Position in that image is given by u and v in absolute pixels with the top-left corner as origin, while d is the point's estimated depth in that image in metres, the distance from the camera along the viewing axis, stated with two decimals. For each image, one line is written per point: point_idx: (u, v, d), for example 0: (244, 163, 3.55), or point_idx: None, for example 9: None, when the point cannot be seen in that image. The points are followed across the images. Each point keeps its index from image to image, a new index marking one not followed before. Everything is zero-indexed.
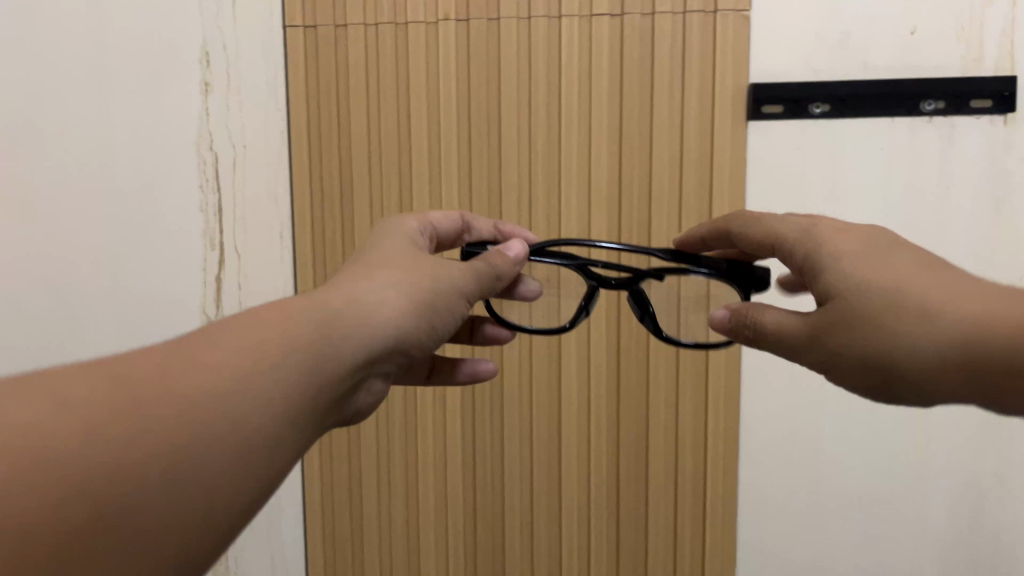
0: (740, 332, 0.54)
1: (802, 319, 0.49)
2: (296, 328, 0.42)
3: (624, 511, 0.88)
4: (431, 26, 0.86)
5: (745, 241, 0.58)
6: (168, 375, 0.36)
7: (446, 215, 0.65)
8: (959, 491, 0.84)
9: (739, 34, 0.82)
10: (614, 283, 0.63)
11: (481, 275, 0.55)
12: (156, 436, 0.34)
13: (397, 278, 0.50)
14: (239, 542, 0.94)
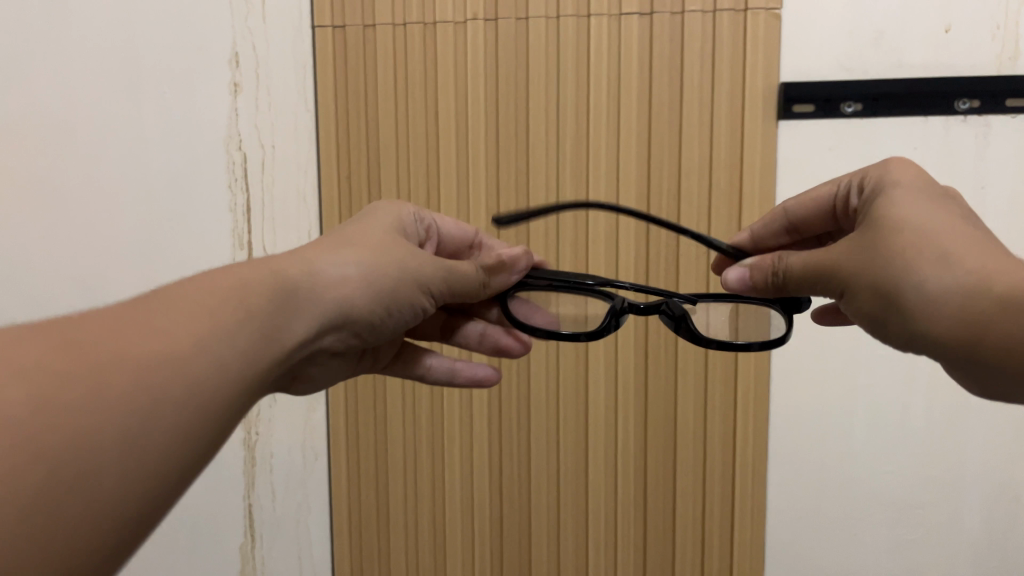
0: (768, 280, 0.56)
1: (828, 257, 0.51)
2: (252, 296, 0.43)
3: (654, 514, 0.87)
4: (459, 26, 0.85)
5: (806, 198, 0.62)
6: (123, 339, 0.36)
7: (458, 228, 0.67)
8: (994, 496, 0.82)
9: (770, 32, 0.81)
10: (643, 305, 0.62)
11: (460, 276, 0.56)
12: (110, 396, 0.34)
13: (364, 254, 0.51)
14: (265, 539, 0.94)
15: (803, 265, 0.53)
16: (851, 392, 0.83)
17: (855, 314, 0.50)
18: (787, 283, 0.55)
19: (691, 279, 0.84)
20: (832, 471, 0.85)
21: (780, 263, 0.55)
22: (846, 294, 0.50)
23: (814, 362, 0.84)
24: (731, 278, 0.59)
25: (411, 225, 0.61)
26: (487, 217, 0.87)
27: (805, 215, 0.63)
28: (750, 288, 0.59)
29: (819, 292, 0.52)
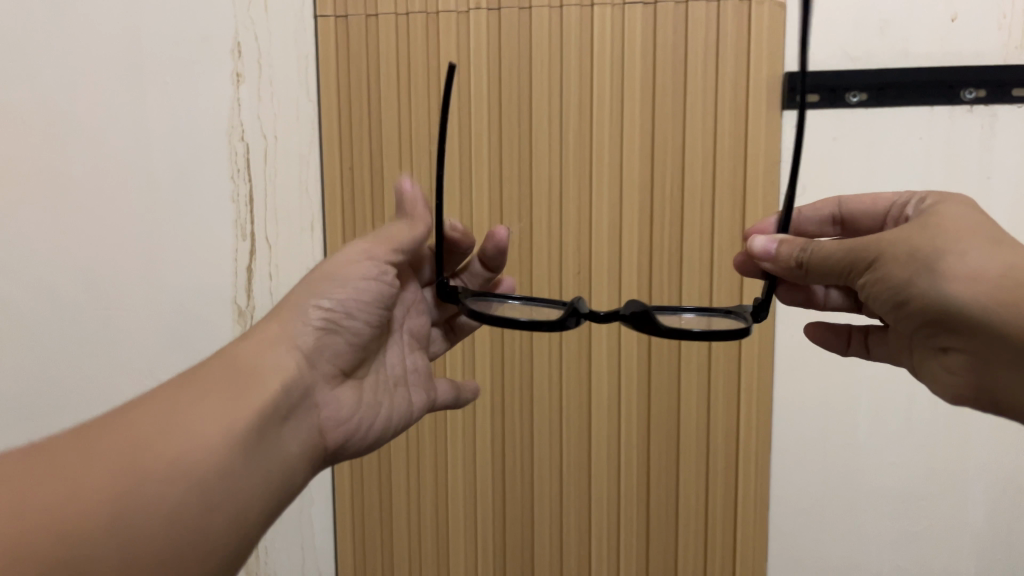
0: (790, 260, 0.58)
1: (852, 250, 0.54)
2: (210, 373, 0.50)
3: (656, 506, 0.87)
4: (462, 15, 0.85)
5: (867, 197, 0.64)
6: (113, 433, 0.44)
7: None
8: (999, 490, 0.82)
9: (775, 22, 0.81)
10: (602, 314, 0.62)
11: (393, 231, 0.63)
12: (108, 479, 0.41)
13: (297, 288, 0.59)
14: (268, 531, 0.95)
15: (834, 244, 0.55)
16: (855, 383, 0.83)
17: (877, 289, 0.52)
18: (808, 261, 0.57)
19: (695, 271, 0.84)
20: (836, 465, 0.85)
21: (809, 244, 0.57)
22: (875, 265, 0.52)
23: (818, 354, 0.83)
24: (757, 244, 0.61)
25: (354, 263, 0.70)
26: (490, 209, 0.87)
27: (855, 208, 0.65)
28: (771, 263, 0.60)
29: (846, 268, 0.54)
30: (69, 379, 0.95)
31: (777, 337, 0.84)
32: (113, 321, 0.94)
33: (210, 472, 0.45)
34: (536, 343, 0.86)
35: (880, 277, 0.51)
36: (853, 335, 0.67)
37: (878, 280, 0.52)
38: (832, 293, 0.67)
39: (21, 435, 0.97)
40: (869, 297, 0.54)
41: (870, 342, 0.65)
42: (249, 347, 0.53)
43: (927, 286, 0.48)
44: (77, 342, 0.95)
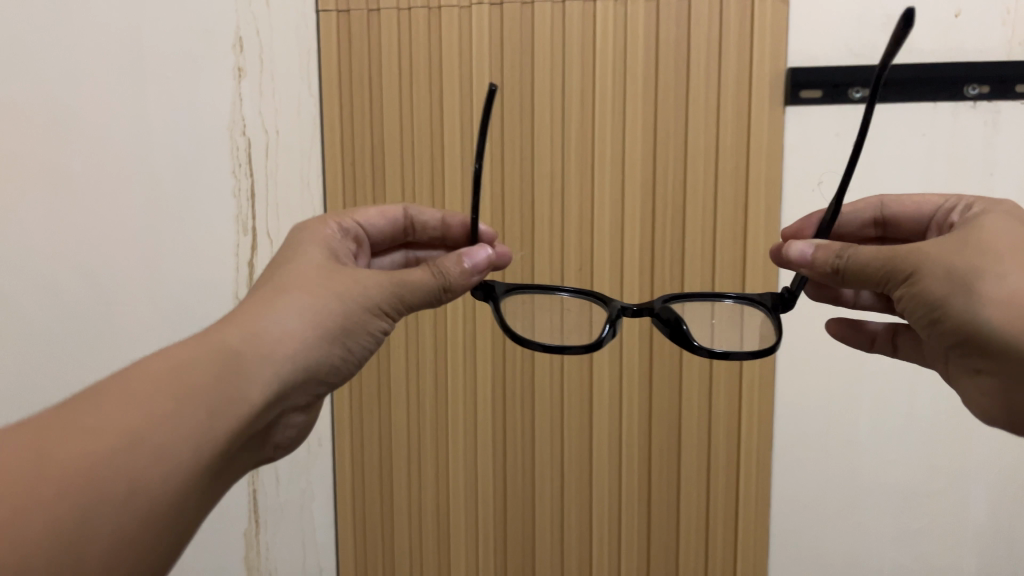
0: (824, 264, 0.57)
1: (897, 264, 0.52)
2: (201, 373, 0.44)
3: (657, 502, 0.86)
4: (463, 10, 0.85)
5: (911, 202, 0.64)
6: (84, 425, 0.39)
7: (380, 214, 0.69)
8: (1001, 487, 0.82)
9: (778, 17, 0.81)
10: (634, 309, 0.70)
11: (411, 282, 0.54)
12: (78, 479, 0.37)
13: (305, 294, 0.51)
14: (269, 524, 0.95)
15: (872, 251, 0.54)
16: (857, 379, 0.83)
17: (909, 304, 0.52)
18: (845, 267, 0.55)
19: (696, 267, 0.84)
20: (838, 461, 0.84)
21: (847, 249, 0.56)
22: (910, 280, 0.52)
23: (820, 350, 0.83)
24: (792, 250, 0.58)
25: (340, 236, 0.62)
26: (492, 203, 0.87)
27: (898, 212, 0.65)
28: (802, 267, 0.59)
29: (882, 279, 0.54)
30: (70, 374, 0.95)
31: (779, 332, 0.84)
32: (113, 314, 0.93)
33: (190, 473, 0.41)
34: None
35: (918, 295, 0.51)
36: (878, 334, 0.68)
37: (913, 296, 0.51)
38: (862, 293, 0.69)
39: None
40: (901, 310, 0.54)
41: (899, 341, 0.67)
42: (252, 359, 0.47)
43: (955, 302, 0.49)
44: (78, 334, 0.94)
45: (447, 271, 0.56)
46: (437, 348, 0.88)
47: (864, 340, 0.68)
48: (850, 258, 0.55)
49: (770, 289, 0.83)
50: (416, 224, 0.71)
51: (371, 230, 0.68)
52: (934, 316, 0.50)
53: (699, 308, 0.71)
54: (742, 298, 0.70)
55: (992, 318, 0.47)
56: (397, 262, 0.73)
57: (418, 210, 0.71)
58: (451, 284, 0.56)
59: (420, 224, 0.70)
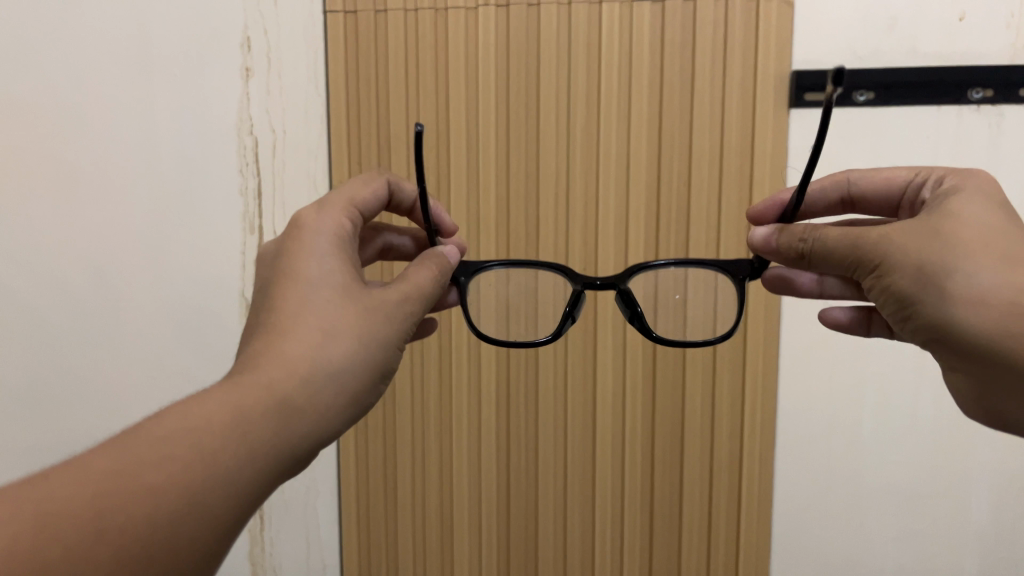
0: (788, 247, 0.59)
1: (863, 249, 0.54)
2: (250, 412, 0.44)
3: (658, 501, 0.87)
4: (471, 11, 0.85)
5: (878, 179, 0.64)
6: (121, 450, 0.40)
7: (374, 194, 0.63)
8: (1004, 488, 0.82)
9: (783, 20, 0.81)
10: (598, 283, 0.73)
11: (422, 291, 0.56)
12: (110, 504, 0.37)
13: (328, 304, 0.50)
14: (274, 524, 0.95)
15: (839, 237, 0.56)
16: (859, 379, 0.83)
17: (875, 289, 0.54)
18: (811, 251, 0.58)
19: None
20: (841, 462, 0.85)
21: (811, 233, 0.58)
22: (877, 267, 0.53)
23: (822, 350, 0.83)
24: (757, 235, 0.62)
25: (352, 233, 0.57)
26: (497, 202, 0.87)
27: (865, 189, 0.65)
28: (767, 250, 0.62)
29: (850, 265, 0.55)
30: (78, 371, 0.96)
31: (782, 332, 0.84)
32: (122, 314, 0.94)
33: (219, 496, 0.41)
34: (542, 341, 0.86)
35: (884, 281, 0.52)
36: (873, 317, 0.67)
37: (880, 282, 0.53)
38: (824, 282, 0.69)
39: (28, 428, 0.97)
40: (872, 297, 0.55)
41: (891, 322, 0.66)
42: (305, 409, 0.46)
43: (926, 296, 0.49)
44: (87, 335, 0.95)
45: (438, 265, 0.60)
46: (442, 350, 0.89)
47: (861, 327, 0.67)
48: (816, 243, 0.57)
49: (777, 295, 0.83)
50: (394, 201, 0.67)
51: (367, 214, 0.62)
52: (905, 305, 0.51)
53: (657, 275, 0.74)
54: (683, 260, 0.73)
55: (961, 315, 0.47)
56: (377, 250, 0.73)
57: (398, 184, 0.67)
58: (444, 276, 0.60)
59: (395, 204, 0.68)
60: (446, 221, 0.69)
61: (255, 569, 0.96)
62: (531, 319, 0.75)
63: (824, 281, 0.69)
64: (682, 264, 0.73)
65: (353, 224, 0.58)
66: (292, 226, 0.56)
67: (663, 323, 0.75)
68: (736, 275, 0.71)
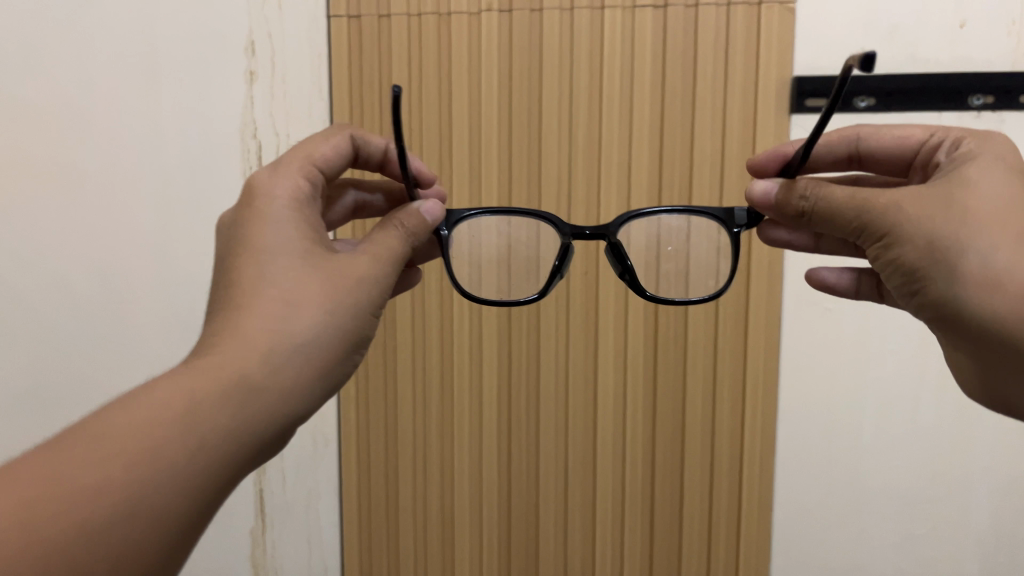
0: (790, 205, 0.58)
1: (869, 213, 0.53)
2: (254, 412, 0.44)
3: (658, 503, 0.87)
4: (473, 18, 0.86)
5: (891, 138, 0.64)
6: (123, 452, 0.40)
7: (334, 148, 0.62)
8: (1003, 493, 0.83)
9: (784, 26, 0.81)
10: (588, 233, 0.73)
11: (391, 253, 0.56)
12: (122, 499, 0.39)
13: (287, 276, 0.50)
14: (275, 524, 0.96)
15: (846, 197, 0.55)
16: (859, 382, 0.84)
17: (880, 256, 0.54)
18: (814, 212, 0.57)
19: None
20: (840, 465, 0.85)
21: (817, 190, 0.56)
22: (882, 231, 0.53)
23: (822, 352, 0.84)
24: (757, 190, 0.61)
25: (309, 192, 0.57)
26: (498, 205, 0.87)
27: (874, 146, 0.65)
28: (765, 206, 0.61)
29: (855, 228, 0.55)
30: (81, 371, 0.96)
31: (783, 336, 0.84)
32: (126, 313, 0.94)
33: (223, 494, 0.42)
34: (545, 343, 0.86)
35: (888, 246, 0.53)
36: (861, 281, 0.68)
37: (885, 247, 0.53)
38: (822, 242, 0.70)
39: (30, 428, 0.98)
40: (874, 263, 0.55)
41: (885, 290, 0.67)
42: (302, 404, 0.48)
43: (933, 269, 0.50)
44: (90, 334, 0.95)
45: (411, 227, 0.58)
46: (444, 351, 0.89)
47: (848, 291, 0.68)
48: (822, 203, 0.56)
49: (778, 298, 0.83)
50: (360, 155, 0.67)
51: (329, 172, 0.62)
52: (910, 275, 0.51)
53: (650, 223, 0.74)
54: (688, 208, 0.72)
55: (966, 293, 0.48)
56: (348, 208, 0.71)
57: (364, 137, 0.66)
58: (417, 238, 0.59)
59: (364, 157, 0.67)
60: (424, 168, 0.69)
61: (257, 570, 0.97)
62: (525, 276, 0.75)
63: (821, 241, 0.70)
64: (686, 211, 0.72)
65: (311, 181, 0.58)
66: (247, 189, 0.55)
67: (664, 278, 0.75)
68: (731, 228, 0.71)
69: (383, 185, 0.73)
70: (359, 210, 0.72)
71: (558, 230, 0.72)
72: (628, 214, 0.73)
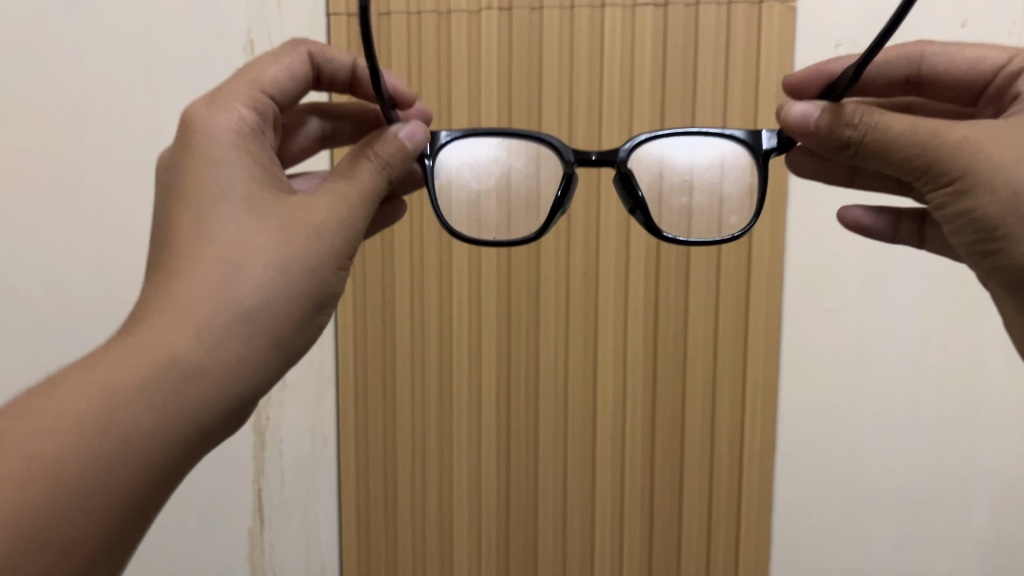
0: (839, 133, 0.52)
1: (938, 150, 0.49)
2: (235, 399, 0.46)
3: (657, 503, 0.87)
4: (472, 15, 0.86)
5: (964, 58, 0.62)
6: (111, 448, 0.40)
7: (286, 69, 0.58)
8: (1003, 493, 0.82)
9: (785, 25, 0.81)
10: (593, 159, 0.68)
11: (360, 181, 0.53)
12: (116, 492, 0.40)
13: (229, 229, 0.47)
14: (273, 525, 0.95)
15: (910, 130, 0.50)
16: (859, 383, 0.83)
17: (945, 201, 0.50)
18: (864, 143, 0.52)
19: (701, 270, 0.82)
20: (840, 465, 0.85)
21: (873, 119, 0.51)
22: (950, 172, 0.49)
23: (822, 352, 0.83)
24: (794, 113, 0.54)
25: (251, 118, 0.52)
26: None
27: (943, 68, 0.63)
28: (800, 132, 0.55)
29: (918, 165, 0.50)
30: None
31: (782, 334, 0.84)
32: (124, 312, 0.94)
33: None
34: (545, 342, 0.86)
35: (959, 189, 0.49)
36: (900, 223, 0.67)
37: (955, 190, 0.49)
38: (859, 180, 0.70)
39: None
40: (933, 210, 0.52)
41: (926, 234, 0.66)
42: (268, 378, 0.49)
43: (1010, 219, 0.47)
44: (88, 333, 0.95)
45: (388, 157, 0.55)
46: (442, 350, 0.89)
47: (886, 232, 0.67)
48: (874, 133, 0.51)
49: (778, 297, 0.82)
50: (325, 74, 0.63)
51: (282, 101, 0.58)
52: (983, 225, 0.49)
53: (660, 147, 0.68)
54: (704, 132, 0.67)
55: None
56: (314, 135, 0.68)
57: (328, 56, 0.62)
58: (394, 171, 0.55)
59: (329, 78, 0.63)
60: (401, 86, 0.64)
61: (254, 570, 0.97)
62: (524, 216, 0.69)
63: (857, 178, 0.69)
64: (716, 150, 0.67)
65: (258, 110, 0.54)
66: (183, 125, 0.51)
67: (670, 217, 0.68)
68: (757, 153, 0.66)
69: (353, 115, 0.70)
70: (327, 138, 0.69)
71: (561, 159, 0.68)
72: (638, 138, 0.68)
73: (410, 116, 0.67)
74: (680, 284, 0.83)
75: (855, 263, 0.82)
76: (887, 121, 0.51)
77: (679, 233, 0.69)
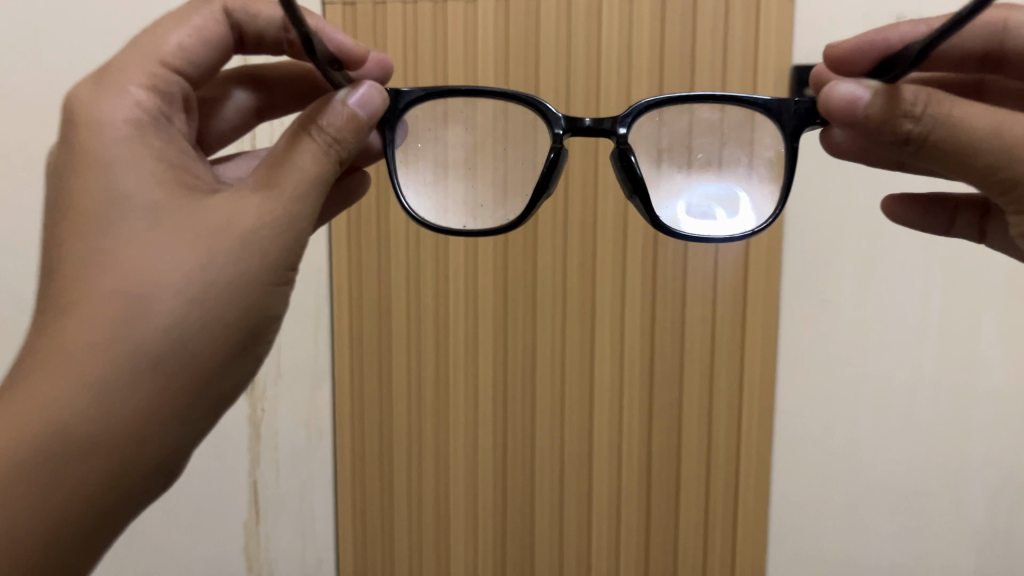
0: (901, 128, 0.48)
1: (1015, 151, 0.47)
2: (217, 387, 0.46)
3: (654, 497, 0.86)
4: (469, 5, 0.85)
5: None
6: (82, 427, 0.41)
7: (194, 35, 0.54)
8: (1001, 485, 0.82)
9: (784, 15, 0.80)
10: (587, 126, 0.63)
11: (301, 163, 0.48)
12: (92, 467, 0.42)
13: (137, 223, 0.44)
14: (268, 521, 0.95)
15: (984, 129, 0.47)
16: (859, 378, 0.83)
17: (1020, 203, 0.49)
18: (927, 141, 0.48)
19: (697, 261, 0.82)
20: (837, 458, 0.85)
21: (940, 114, 0.47)
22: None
23: (817, 345, 0.83)
24: (842, 100, 0.49)
25: (147, 100, 0.49)
26: None
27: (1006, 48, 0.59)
28: (849, 120, 0.49)
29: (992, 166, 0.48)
30: None
31: (779, 327, 0.83)
32: None
33: None
34: (540, 335, 0.86)
35: None
36: (957, 215, 0.66)
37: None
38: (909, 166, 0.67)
39: None
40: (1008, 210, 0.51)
41: (987, 227, 0.66)
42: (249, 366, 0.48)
43: None
44: None
45: (335, 131, 0.50)
46: (438, 342, 0.88)
47: (940, 226, 0.66)
48: (940, 129, 0.47)
49: (773, 288, 0.82)
50: (248, 38, 0.59)
51: (195, 74, 0.55)
52: None
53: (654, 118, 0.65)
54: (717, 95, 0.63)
55: None
56: (240, 108, 0.66)
57: (249, 12, 0.58)
58: (343, 147, 0.50)
59: (254, 39, 0.59)
60: (346, 43, 0.59)
61: (249, 565, 0.96)
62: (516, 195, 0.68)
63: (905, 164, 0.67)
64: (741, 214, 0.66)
65: (157, 89, 0.50)
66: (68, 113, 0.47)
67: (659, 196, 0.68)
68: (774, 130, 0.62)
69: (288, 78, 0.67)
70: (257, 108, 0.68)
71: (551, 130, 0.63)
72: (636, 105, 0.63)
73: (367, 71, 0.63)
74: (676, 276, 0.82)
75: (851, 254, 0.81)
76: (955, 114, 0.47)
77: (670, 217, 0.67)
